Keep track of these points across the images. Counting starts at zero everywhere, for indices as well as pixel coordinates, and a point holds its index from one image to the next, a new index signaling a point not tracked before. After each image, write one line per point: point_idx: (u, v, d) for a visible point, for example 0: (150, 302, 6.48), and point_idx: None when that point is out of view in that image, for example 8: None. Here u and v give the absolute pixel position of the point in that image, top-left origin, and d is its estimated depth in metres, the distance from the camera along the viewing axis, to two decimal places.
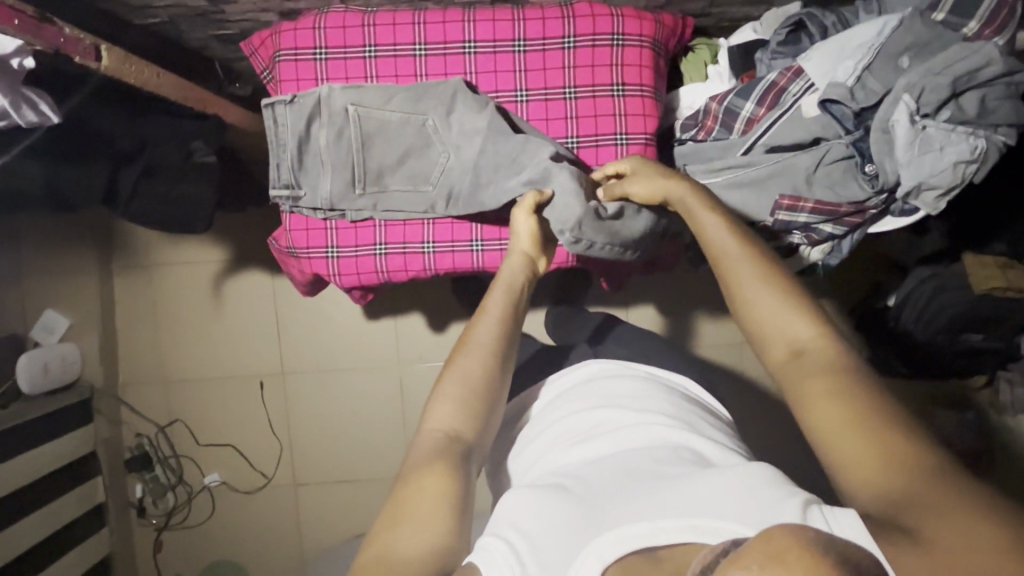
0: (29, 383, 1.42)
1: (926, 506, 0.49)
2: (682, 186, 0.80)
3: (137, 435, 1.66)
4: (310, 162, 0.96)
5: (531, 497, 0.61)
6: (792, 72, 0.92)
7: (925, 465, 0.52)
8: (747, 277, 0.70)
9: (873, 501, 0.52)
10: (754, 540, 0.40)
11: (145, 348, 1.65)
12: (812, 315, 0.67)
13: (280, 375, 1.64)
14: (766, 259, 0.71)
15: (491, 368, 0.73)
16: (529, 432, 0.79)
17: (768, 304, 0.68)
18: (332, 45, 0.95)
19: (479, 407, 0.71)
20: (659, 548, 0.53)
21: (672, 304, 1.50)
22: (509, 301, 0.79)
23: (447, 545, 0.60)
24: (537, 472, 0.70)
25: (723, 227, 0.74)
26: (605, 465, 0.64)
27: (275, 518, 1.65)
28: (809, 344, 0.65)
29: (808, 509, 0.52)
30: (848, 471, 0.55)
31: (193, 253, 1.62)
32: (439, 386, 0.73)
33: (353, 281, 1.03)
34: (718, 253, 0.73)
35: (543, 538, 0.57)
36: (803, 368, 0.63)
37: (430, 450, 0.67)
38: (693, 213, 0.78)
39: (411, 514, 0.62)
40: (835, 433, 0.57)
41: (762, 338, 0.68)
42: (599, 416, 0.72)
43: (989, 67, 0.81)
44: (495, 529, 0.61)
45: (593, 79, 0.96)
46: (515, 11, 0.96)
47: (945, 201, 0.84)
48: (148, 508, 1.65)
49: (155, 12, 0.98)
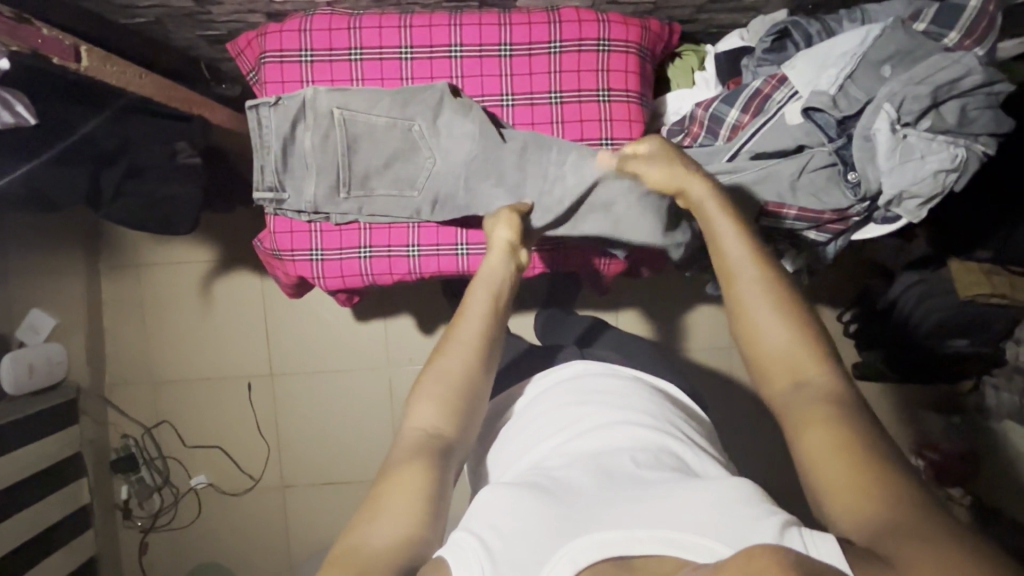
0: (13, 385, 1.40)
1: (908, 531, 0.50)
2: (699, 181, 0.77)
3: (122, 436, 1.65)
4: (294, 163, 0.95)
5: (506, 493, 0.61)
6: (776, 79, 0.93)
7: (898, 488, 0.53)
8: (760, 306, 0.67)
9: (851, 524, 0.53)
10: (737, 556, 0.40)
11: (131, 348, 1.65)
12: (813, 346, 0.65)
13: (267, 376, 1.63)
14: (778, 283, 0.68)
15: (471, 372, 0.73)
16: (508, 430, 0.79)
17: (776, 335, 0.66)
18: (318, 47, 0.95)
19: (459, 409, 0.71)
20: (632, 557, 0.53)
21: (660, 307, 1.50)
22: (491, 301, 0.78)
23: (420, 537, 0.60)
24: (517, 469, 0.70)
25: (737, 235, 0.72)
26: (582, 464, 0.64)
27: (262, 520, 1.64)
28: (812, 380, 0.63)
29: (787, 529, 0.53)
30: (827, 491, 0.56)
31: (181, 253, 1.62)
32: (419, 385, 0.73)
33: (338, 283, 1.03)
34: (724, 257, 0.71)
35: (515, 537, 0.56)
36: (805, 397, 0.62)
37: (407, 448, 0.67)
38: (706, 212, 0.75)
39: (386, 508, 0.61)
40: (818, 456, 0.57)
41: (763, 365, 0.66)
42: (585, 414, 0.71)
43: (970, 76, 0.81)
44: (469, 524, 0.60)
45: (579, 84, 0.96)
46: (502, 16, 0.96)
47: (927, 209, 0.85)
48: (133, 510, 1.65)
49: (141, 13, 0.98)
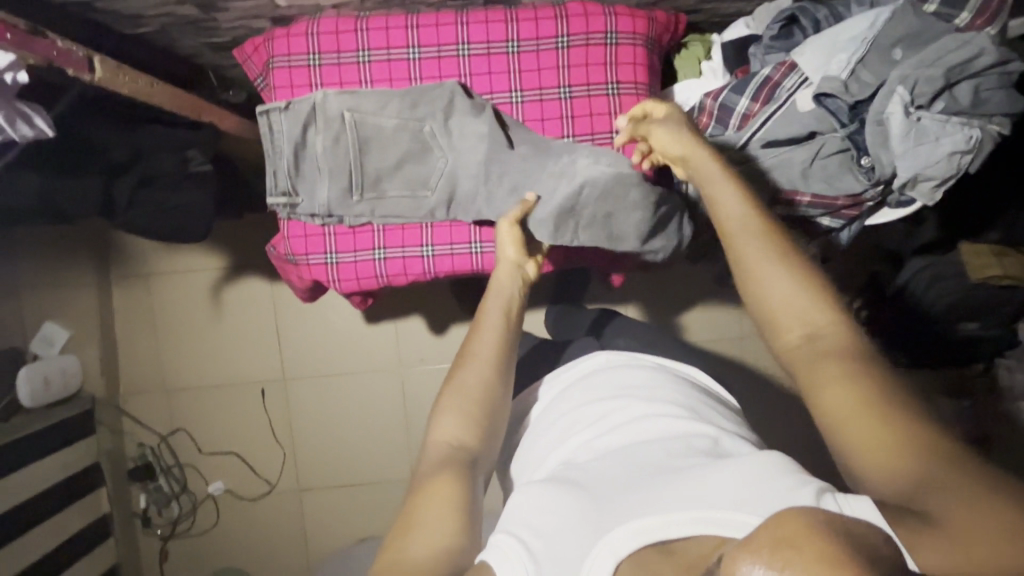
0: (30, 398, 1.40)
1: (949, 485, 0.49)
2: (705, 152, 0.77)
3: (138, 445, 1.65)
4: (306, 167, 0.96)
5: (541, 492, 0.61)
6: (785, 66, 0.92)
7: (933, 444, 0.52)
8: (765, 258, 0.67)
9: (881, 483, 0.53)
10: (766, 524, 0.40)
11: (145, 358, 1.66)
12: (822, 297, 0.64)
13: (280, 380, 1.64)
14: (779, 238, 0.68)
15: (492, 388, 0.73)
16: (532, 431, 0.79)
17: (780, 284, 0.65)
18: (325, 50, 0.95)
19: (480, 420, 0.71)
20: (671, 541, 0.52)
21: (669, 298, 1.50)
22: (503, 317, 0.78)
23: (461, 542, 0.60)
24: (548, 466, 0.70)
25: (740, 198, 0.71)
26: (612, 457, 0.64)
27: (281, 525, 1.65)
28: (823, 328, 0.62)
29: (822, 495, 0.51)
30: (854, 449, 0.55)
31: (192, 261, 1.62)
32: (442, 398, 0.73)
33: (352, 286, 1.03)
34: (722, 218, 0.71)
35: (555, 535, 0.57)
36: (818, 352, 0.61)
37: (437, 461, 0.67)
38: (706, 177, 0.75)
39: (422, 523, 0.61)
40: (843, 418, 0.56)
41: (774, 320, 0.65)
42: (611, 407, 0.72)
43: (983, 56, 0.81)
44: (507, 527, 0.61)
45: (587, 78, 0.96)
46: (508, 13, 0.95)
47: (942, 191, 0.85)
48: (152, 519, 1.65)
49: (147, 22, 0.98)
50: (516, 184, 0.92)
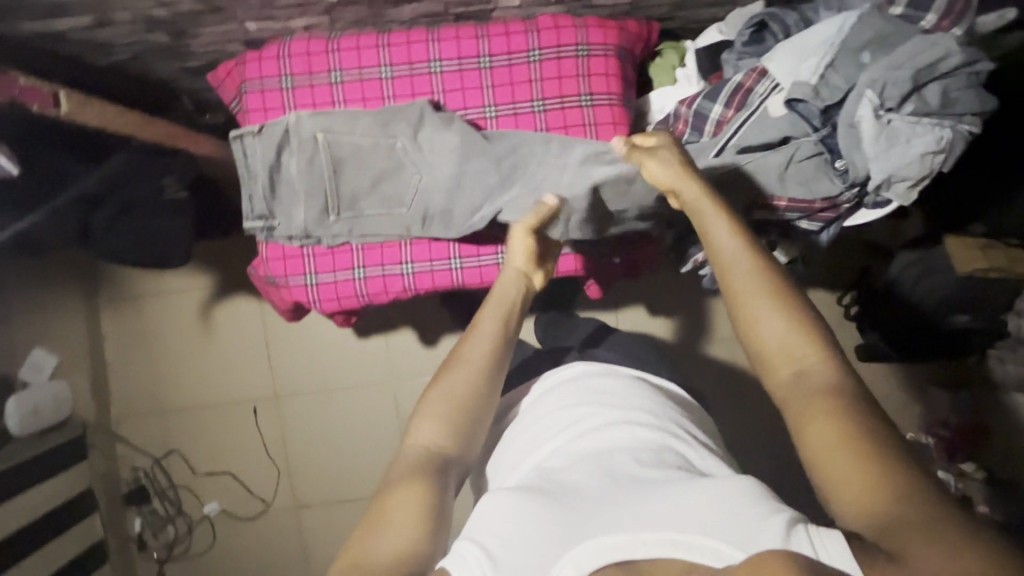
0: (20, 426, 1.40)
1: (914, 528, 0.48)
2: (698, 185, 0.73)
3: (133, 468, 1.65)
4: (282, 190, 0.95)
5: (508, 499, 0.61)
6: (757, 72, 0.93)
7: (909, 481, 0.51)
8: (756, 296, 0.64)
9: (855, 518, 0.52)
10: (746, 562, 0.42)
11: (136, 380, 1.65)
12: (812, 334, 0.62)
13: (272, 399, 1.64)
14: (773, 276, 0.65)
15: (476, 392, 0.69)
16: (509, 433, 0.79)
17: (775, 326, 0.63)
18: (297, 72, 0.95)
19: (463, 425, 0.68)
20: (639, 560, 0.52)
21: (661, 301, 1.50)
22: (503, 323, 0.74)
23: (421, 549, 0.59)
24: (519, 473, 0.70)
25: (729, 230, 0.69)
26: (584, 464, 0.64)
27: (275, 544, 1.63)
28: (813, 370, 0.61)
29: (794, 529, 0.51)
30: (832, 487, 0.54)
31: (179, 282, 1.62)
32: (423, 401, 0.69)
33: (334, 306, 1.04)
34: (718, 254, 0.68)
35: (517, 542, 0.56)
36: (804, 391, 0.60)
37: (408, 467, 0.65)
38: (701, 210, 0.72)
39: (389, 520, 0.60)
40: (822, 449, 0.55)
41: (766, 361, 0.63)
42: (583, 413, 0.72)
43: (951, 57, 0.81)
44: (473, 531, 0.60)
45: (561, 90, 0.96)
46: (478, 28, 0.96)
47: (917, 191, 0.85)
48: (149, 541, 1.64)
49: (119, 50, 0.98)
50: (499, 194, 0.93)
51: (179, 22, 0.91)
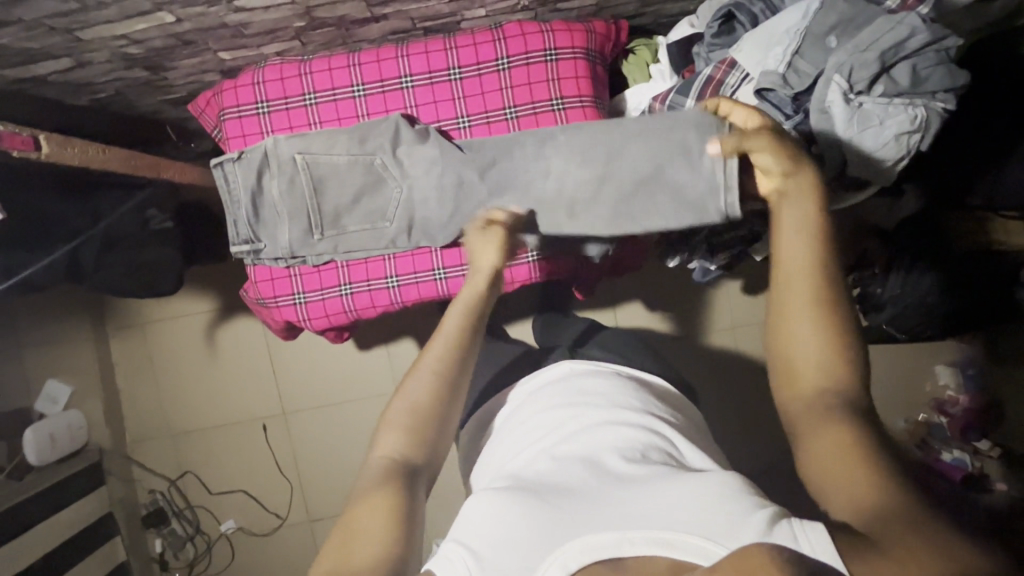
0: (37, 456, 1.45)
1: (901, 519, 0.48)
2: (809, 175, 0.66)
3: (150, 491, 1.68)
4: (264, 213, 0.98)
5: (494, 499, 0.62)
6: (726, 63, 0.93)
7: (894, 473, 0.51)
8: (802, 311, 0.61)
9: (847, 513, 0.51)
10: (732, 558, 0.41)
11: (145, 405, 1.69)
12: (847, 360, 0.60)
13: (280, 416, 1.66)
14: (831, 293, 0.62)
15: (439, 397, 0.70)
16: (500, 433, 0.81)
17: (811, 343, 0.61)
18: (273, 97, 0.98)
19: (425, 435, 0.69)
20: (626, 558, 0.54)
21: (656, 296, 1.50)
22: (467, 323, 0.75)
23: (396, 552, 0.60)
24: (504, 470, 0.71)
25: (805, 232, 0.64)
26: (568, 466, 0.64)
27: (293, 556, 1.66)
28: (839, 391, 0.59)
29: (775, 523, 0.52)
30: (826, 483, 0.54)
31: (181, 306, 1.65)
32: (388, 413, 0.70)
33: (324, 323, 1.06)
34: (781, 258, 0.64)
35: (499, 544, 0.57)
36: (827, 413, 0.58)
37: (375, 477, 0.65)
38: (793, 204, 0.66)
39: (363, 530, 0.61)
40: (822, 452, 0.55)
41: (793, 373, 0.61)
42: (566, 414, 0.73)
43: (915, 36, 0.80)
44: (458, 533, 0.62)
45: (532, 96, 0.97)
46: (446, 41, 0.97)
47: (896, 171, 0.84)
48: (170, 562, 1.68)
49: (101, 87, 1.01)
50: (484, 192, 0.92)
51: (155, 58, 0.94)
